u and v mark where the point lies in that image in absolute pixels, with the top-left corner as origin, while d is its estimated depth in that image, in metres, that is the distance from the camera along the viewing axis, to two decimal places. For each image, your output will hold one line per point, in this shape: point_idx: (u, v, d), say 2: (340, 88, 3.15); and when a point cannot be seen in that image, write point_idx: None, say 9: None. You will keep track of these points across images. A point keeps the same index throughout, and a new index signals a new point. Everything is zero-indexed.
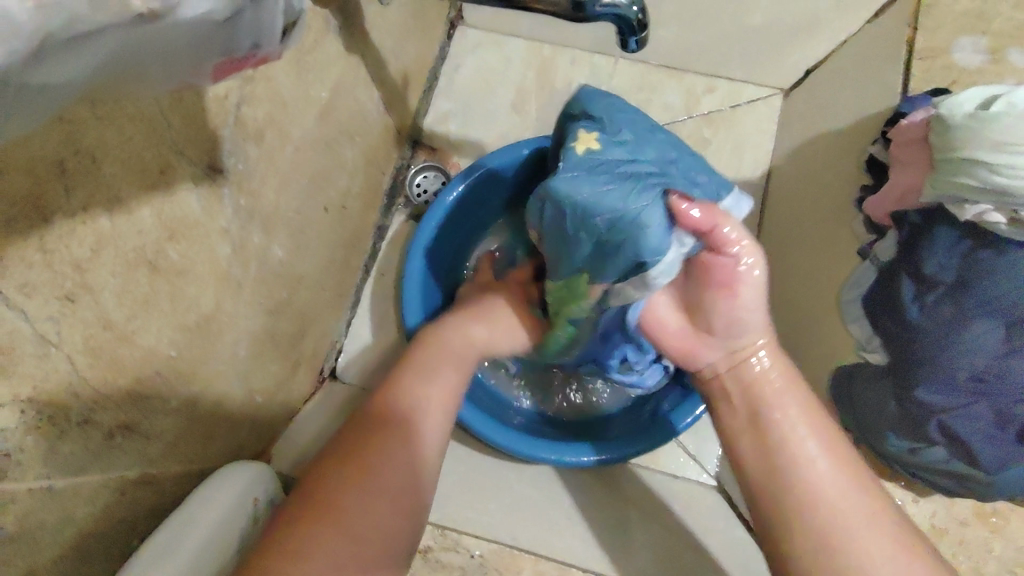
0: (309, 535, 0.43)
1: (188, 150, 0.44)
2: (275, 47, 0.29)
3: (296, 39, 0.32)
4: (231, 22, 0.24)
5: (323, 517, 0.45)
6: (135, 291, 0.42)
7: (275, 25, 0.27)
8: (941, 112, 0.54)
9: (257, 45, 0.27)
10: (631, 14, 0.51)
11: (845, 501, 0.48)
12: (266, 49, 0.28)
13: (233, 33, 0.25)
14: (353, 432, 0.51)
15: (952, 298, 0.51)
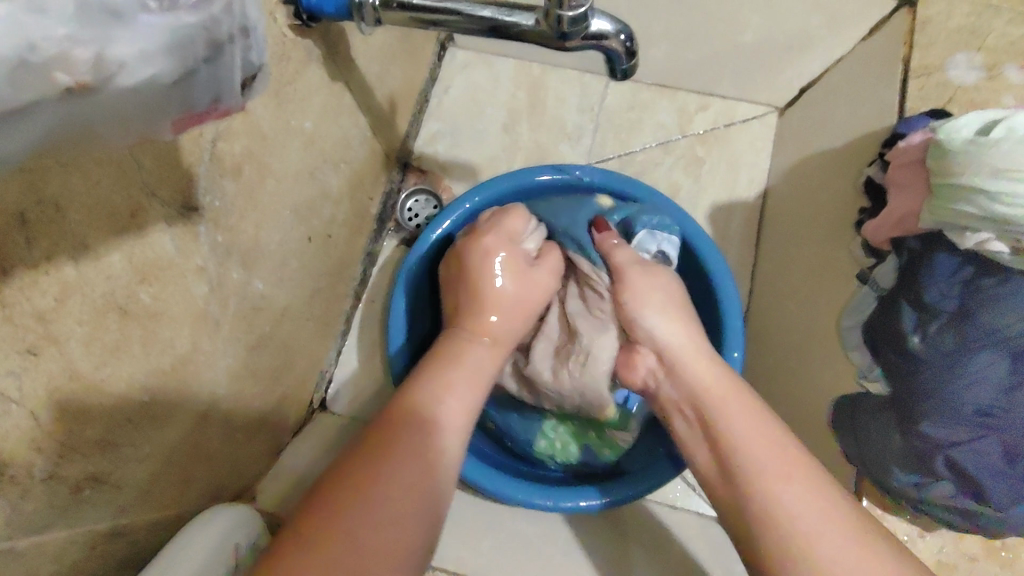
0: (363, 502, 0.43)
1: (160, 190, 0.42)
2: (237, 101, 0.27)
3: (260, 89, 0.30)
4: (182, 84, 0.23)
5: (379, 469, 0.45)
6: (102, 338, 0.40)
7: (234, 81, 0.26)
8: (938, 137, 0.52)
9: (216, 101, 0.26)
10: (618, 42, 0.48)
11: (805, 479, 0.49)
12: (229, 104, 0.27)
13: (187, 95, 0.24)
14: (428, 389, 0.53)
15: (954, 327, 0.50)
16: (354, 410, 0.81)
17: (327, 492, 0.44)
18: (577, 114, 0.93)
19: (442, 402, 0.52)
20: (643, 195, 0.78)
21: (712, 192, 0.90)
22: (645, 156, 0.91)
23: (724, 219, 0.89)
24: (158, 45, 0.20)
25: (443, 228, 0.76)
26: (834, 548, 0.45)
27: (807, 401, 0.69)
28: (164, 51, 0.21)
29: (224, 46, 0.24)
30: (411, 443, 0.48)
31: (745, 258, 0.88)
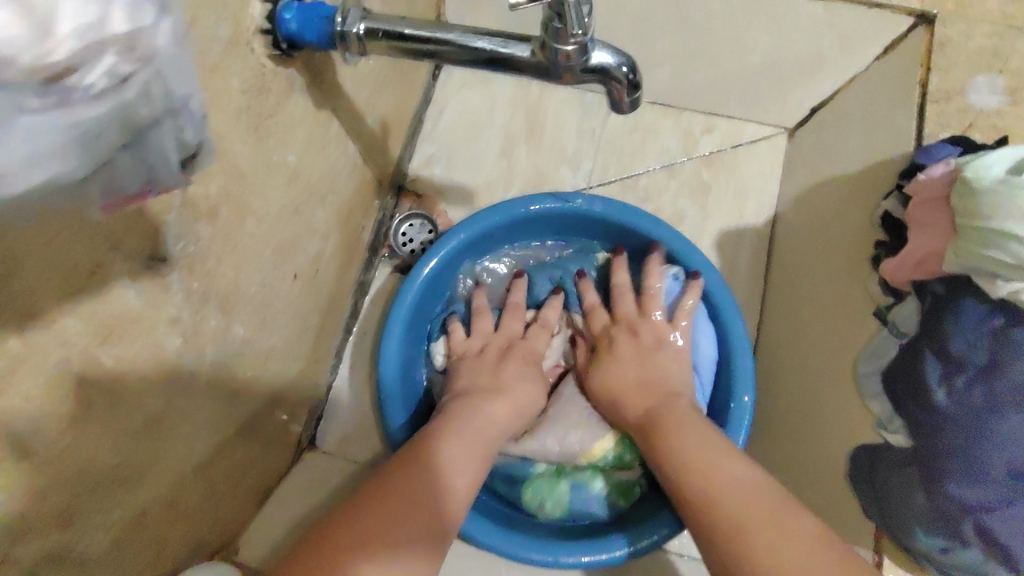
0: (339, 522, 0.46)
1: (125, 242, 0.38)
2: (181, 179, 0.25)
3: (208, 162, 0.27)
4: (96, 175, 0.20)
5: (376, 515, 0.47)
6: (59, 406, 0.37)
7: (171, 160, 0.23)
8: (965, 175, 0.48)
9: (151, 183, 0.24)
10: (621, 75, 0.45)
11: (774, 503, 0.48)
12: (169, 182, 0.24)
13: (109, 182, 0.21)
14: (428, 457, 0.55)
15: (982, 383, 0.46)
16: (345, 448, 0.77)
17: (337, 511, 0.47)
18: (577, 136, 0.89)
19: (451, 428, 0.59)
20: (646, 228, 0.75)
21: (719, 218, 0.86)
22: (649, 181, 0.88)
23: (731, 246, 0.86)
24: (48, 145, 0.18)
25: (432, 265, 0.75)
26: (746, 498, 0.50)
27: (823, 446, 0.65)
28: (58, 150, 0.18)
29: (150, 130, 0.21)
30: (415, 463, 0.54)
31: (753, 288, 0.84)
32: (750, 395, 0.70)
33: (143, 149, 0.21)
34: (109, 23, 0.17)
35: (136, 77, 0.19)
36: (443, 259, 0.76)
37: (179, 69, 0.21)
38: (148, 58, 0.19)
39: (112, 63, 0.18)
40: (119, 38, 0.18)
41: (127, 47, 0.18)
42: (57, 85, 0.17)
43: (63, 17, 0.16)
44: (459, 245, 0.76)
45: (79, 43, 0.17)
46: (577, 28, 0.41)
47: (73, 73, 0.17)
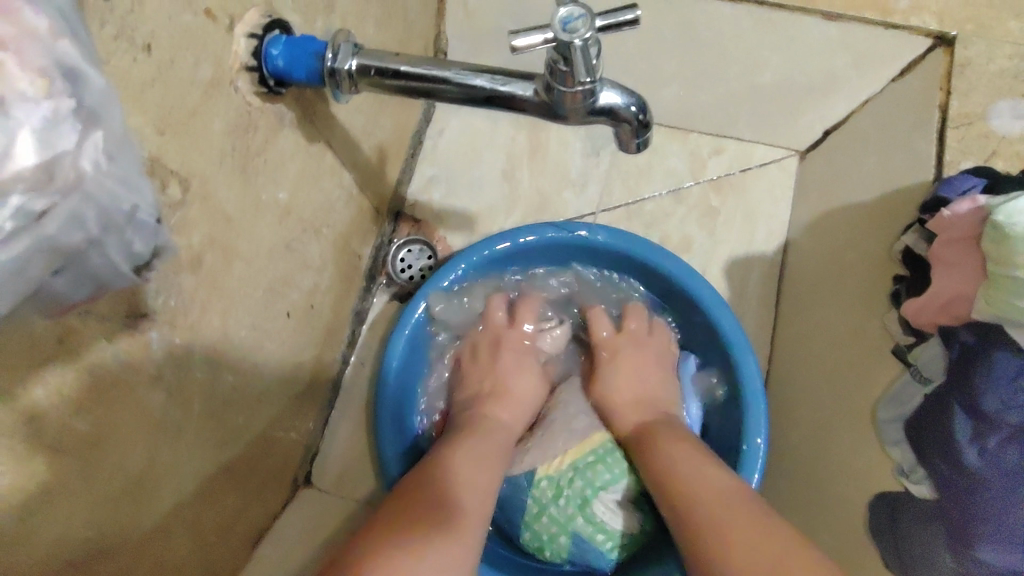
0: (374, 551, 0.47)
1: (98, 306, 0.35)
2: (131, 281, 0.29)
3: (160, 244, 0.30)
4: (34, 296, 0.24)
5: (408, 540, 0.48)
6: (28, 485, 0.34)
7: (116, 267, 0.27)
8: (996, 218, 0.46)
9: (102, 287, 0.27)
10: (629, 115, 0.42)
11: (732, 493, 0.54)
12: (119, 286, 0.28)
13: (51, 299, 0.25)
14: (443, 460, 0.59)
15: (1019, 444, 0.43)
16: (342, 486, 0.74)
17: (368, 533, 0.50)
18: (582, 158, 0.87)
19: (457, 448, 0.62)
20: (660, 260, 0.73)
21: (729, 244, 0.83)
22: (656, 206, 0.85)
23: (741, 273, 0.83)
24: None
25: (432, 295, 0.72)
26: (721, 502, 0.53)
27: (842, 490, 0.62)
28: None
29: (84, 249, 0.24)
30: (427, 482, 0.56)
31: (763, 317, 0.82)
32: (763, 437, 0.67)
33: (81, 265, 0.25)
34: (11, 156, 0.20)
35: (58, 206, 0.22)
36: (443, 290, 0.73)
37: (108, 187, 0.24)
38: (71, 185, 0.22)
39: (21, 200, 0.21)
40: (28, 172, 0.20)
41: (41, 179, 0.21)
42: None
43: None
44: (460, 274, 0.73)
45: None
46: (584, 73, 0.38)
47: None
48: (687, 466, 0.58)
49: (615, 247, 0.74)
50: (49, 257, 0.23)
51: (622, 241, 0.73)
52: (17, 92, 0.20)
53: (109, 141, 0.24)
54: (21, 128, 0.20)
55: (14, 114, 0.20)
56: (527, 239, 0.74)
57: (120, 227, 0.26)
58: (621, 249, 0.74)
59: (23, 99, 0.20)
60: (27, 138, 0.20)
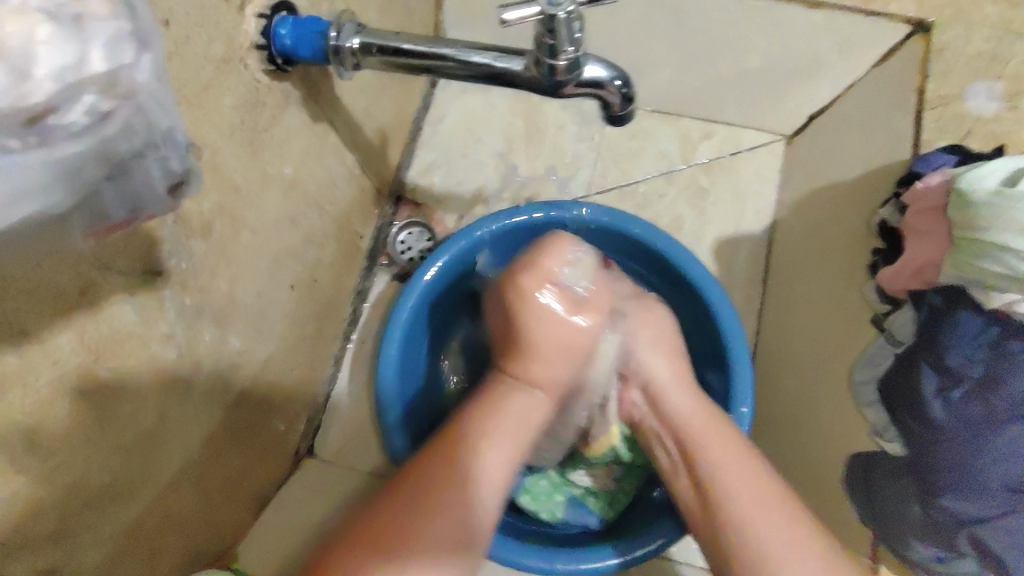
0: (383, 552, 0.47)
1: (117, 262, 0.38)
2: (164, 205, 0.28)
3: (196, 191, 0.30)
4: (83, 204, 0.23)
5: (417, 521, 0.50)
6: (53, 425, 0.37)
7: (155, 189, 0.26)
8: (960, 186, 0.49)
9: (137, 210, 0.26)
10: (614, 89, 0.45)
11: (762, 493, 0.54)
12: (153, 210, 0.27)
13: (95, 210, 0.24)
14: (474, 428, 0.56)
15: (979, 397, 0.46)
16: (344, 456, 0.77)
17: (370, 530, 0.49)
18: (577, 142, 0.90)
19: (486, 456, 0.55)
20: (644, 235, 0.76)
21: (717, 224, 0.86)
22: (648, 187, 0.88)
23: (729, 252, 0.86)
24: (36, 186, 0.20)
25: (433, 271, 0.75)
26: (765, 516, 0.53)
27: (823, 453, 0.65)
28: (46, 185, 0.21)
29: (131, 160, 0.24)
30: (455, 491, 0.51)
31: (751, 295, 0.84)
32: (746, 404, 0.70)
33: (125, 176, 0.24)
34: (87, 63, 0.20)
35: (117, 111, 0.22)
36: (444, 267, 0.76)
37: (156, 102, 0.24)
38: (128, 95, 0.22)
39: (91, 101, 0.21)
40: (97, 78, 0.21)
41: (105, 86, 0.21)
42: (36, 126, 0.20)
43: (40, 62, 0.19)
44: (461, 250, 0.76)
45: (59, 83, 0.20)
46: (568, 45, 0.41)
47: (51, 113, 0.20)
48: (696, 434, 0.60)
49: (612, 226, 0.77)
50: (103, 162, 0.22)
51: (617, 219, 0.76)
52: (90, 8, 0.20)
53: (156, 65, 0.24)
54: (94, 41, 0.20)
55: (89, 27, 0.20)
56: (529, 217, 0.77)
57: (162, 145, 0.25)
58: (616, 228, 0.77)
59: (96, 17, 0.21)
60: (98, 48, 0.20)
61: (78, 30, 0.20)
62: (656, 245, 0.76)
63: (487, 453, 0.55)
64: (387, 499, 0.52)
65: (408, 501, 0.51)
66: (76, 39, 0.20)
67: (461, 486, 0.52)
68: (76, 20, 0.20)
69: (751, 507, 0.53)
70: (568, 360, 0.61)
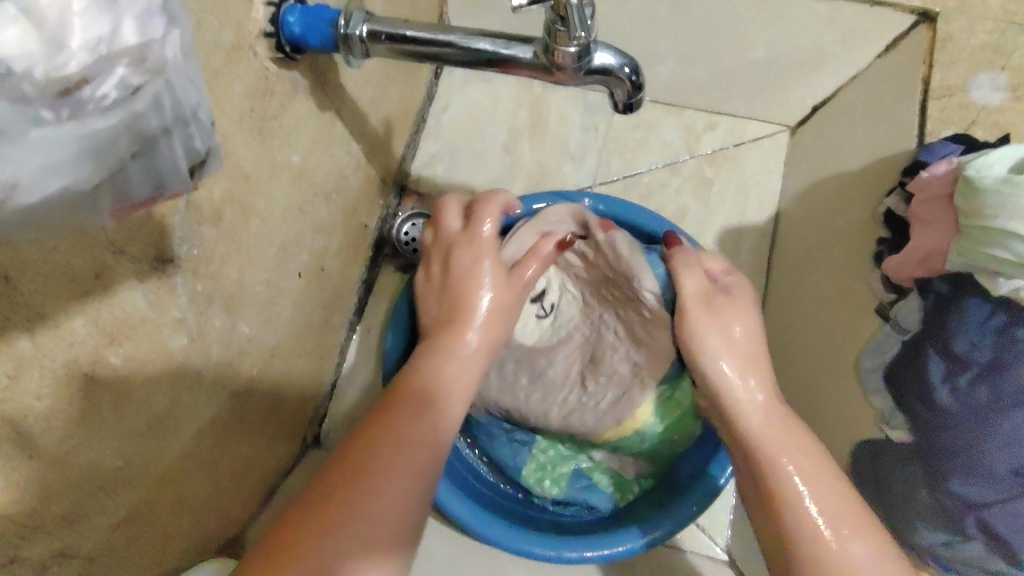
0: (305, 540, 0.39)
1: (129, 246, 0.38)
2: (185, 185, 0.28)
3: (214, 172, 0.31)
4: (110, 181, 0.23)
5: (357, 484, 0.42)
6: (67, 409, 0.37)
7: (176, 167, 0.26)
8: (968, 173, 0.49)
9: (161, 189, 0.26)
10: (623, 76, 0.45)
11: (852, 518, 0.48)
12: (175, 188, 0.27)
13: (122, 191, 0.24)
14: (406, 399, 0.48)
15: (985, 381, 0.46)
16: None
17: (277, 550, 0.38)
18: (582, 133, 0.90)
19: (417, 418, 0.47)
20: (654, 225, 0.76)
21: (721, 216, 0.87)
22: (652, 178, 0.88)
23: (734, 243, 0.86)
24: (69, 158, 0.20)
25: None
26: (837, 513, 0.47)
27: (830, 439, 0.65)
28: (78, 160, 0.21)
29: (156, 138, 0.24)
30: (390, 463, 0.44)
31: (755, 285, 0.85)
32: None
33: (150, 153, 0.24)
34: (120, 35, 0.21)
35: (147, 86, 0.22)
36: None
37: (181, 79, 0.24)
38: (158, 70, 0.23)
39: (123, 74, 0.21)
40: (130, 50, 0.21)
41: (137, 58, 0.22)
42: (72, 99, 0.20)
43: (76, 31, 0.19)
44: None
45: (95, 55, 0.20)
46: (580, 30, 0.41)
47: (87, 84, 0.20)
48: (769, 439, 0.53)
49: (616, 214, 0.77)
50: (131, 138, 0.23)
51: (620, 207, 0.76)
52: None
53: (183, 41, 0.24)
54: (127, 13, 0.21)
55: (122, 1, 0.21)
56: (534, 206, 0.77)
57: (185, 121, 0.26)
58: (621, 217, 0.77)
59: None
60: (129, 23, 0.21)
61: (110, 2, 0.20)
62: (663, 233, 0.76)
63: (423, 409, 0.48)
64: (340, 485, 0.42)
65: (385, 440, 0.45)
66: (109, 11, 0.20)
67: (375, 460, 0.44)
68: None
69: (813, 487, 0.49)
70: (504, 314, 0.57)
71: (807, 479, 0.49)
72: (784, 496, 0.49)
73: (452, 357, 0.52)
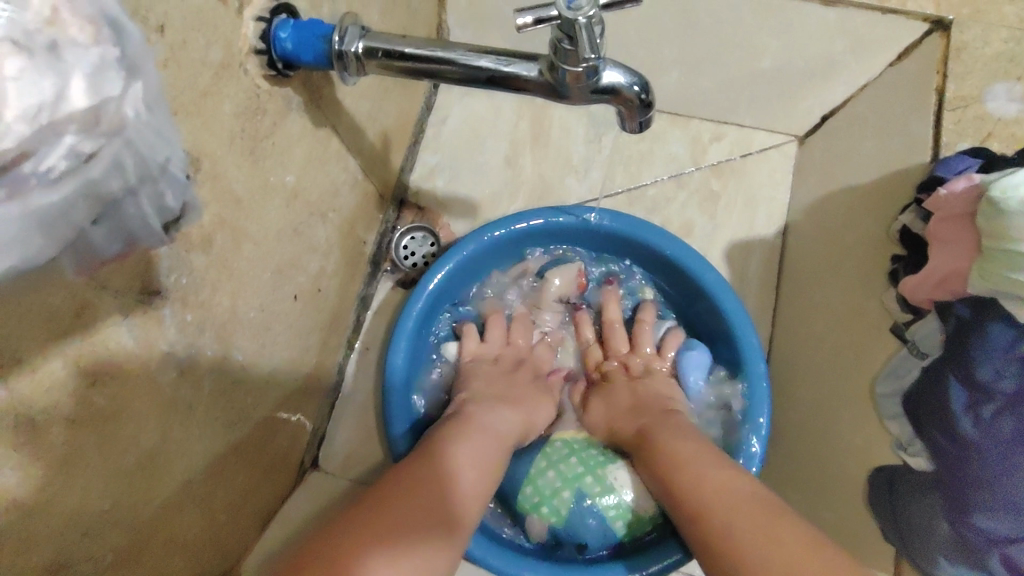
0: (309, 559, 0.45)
1: (113, 281, 0.36)
2: (157, 237, 0.28)
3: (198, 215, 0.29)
4: (71, 247, 0.22)
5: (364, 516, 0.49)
6: (49, 455, 0.35)
7: (147, 222, 0.26)
8: (991, 193, 0.46)
9: (131, 243, 0.26)
10: (631, 94, 0.43)
11: (737, 505, 0.51)
12: (146, 241, 0.27)
13: (86, 252, 0.24)
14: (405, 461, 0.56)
15: (1011, 412, 0.44)
16: (349, 468, 0.76)
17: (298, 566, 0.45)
18: (585, 145, 0.88)
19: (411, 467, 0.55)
20: (667, 245, 0.74)
21: (729, 229, 0.85)
22: (657, 191, 0.86)
23: (742, 256, 0.84)
24: (24, 236, 0.20)
25: (439, 279, 0.73)
26: (702, 464, 0.57)
27: (843, 463, 0.63)
28: (36, 236, 0.20)
29: (120, 198, 0.23)
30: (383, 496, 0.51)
31: (763, 301, 0.83)
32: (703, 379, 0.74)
33: (115, 215, 0.24)
34: (64, 99, 0.19)
35: (103, 149, 0.21)
36: (450, 274, 0.74)
37: (145, 136, 0.23)
38: (116, 131, 0.22)
39: (73, 141, 0.20)
40: (78, 114, 0.20)
41: (87, 121, 0.20)
42: (10, 176, 0.19)
43: (11, 101, 0.18)
44: (468, 257, 0.74)
45: (35, 126, 0.19)
46: (589, 51, 0.39)
47: (25, 160, 0.19)
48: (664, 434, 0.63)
49: (619, 227, 0.75)
50: (94, 204, 0.22)
51: (624, 220, 0.74)
52: (67, 35, 0.20)
53: (145, 94, 0.23)
54: (73, 71, 0.19)
55: (66, 57, 0.19)
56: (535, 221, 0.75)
57: (152, 178, 0.25)
58: (625, 231, 0.75)
59: (74, 44, 0.20)
60: (78, 84, 0.20)
61: (55, 60, 0.19)
62: (667, 247, 0.74)
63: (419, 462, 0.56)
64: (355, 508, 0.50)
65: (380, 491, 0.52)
66: (53, 70, 0.19)
67: (374, 504, 0.50)
68: (52, 49, 0.19)
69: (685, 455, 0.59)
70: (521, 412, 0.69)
71: (675, 446, 0.61)
72: (672, 466, 0.59)
73: (506, 406, 0.68)
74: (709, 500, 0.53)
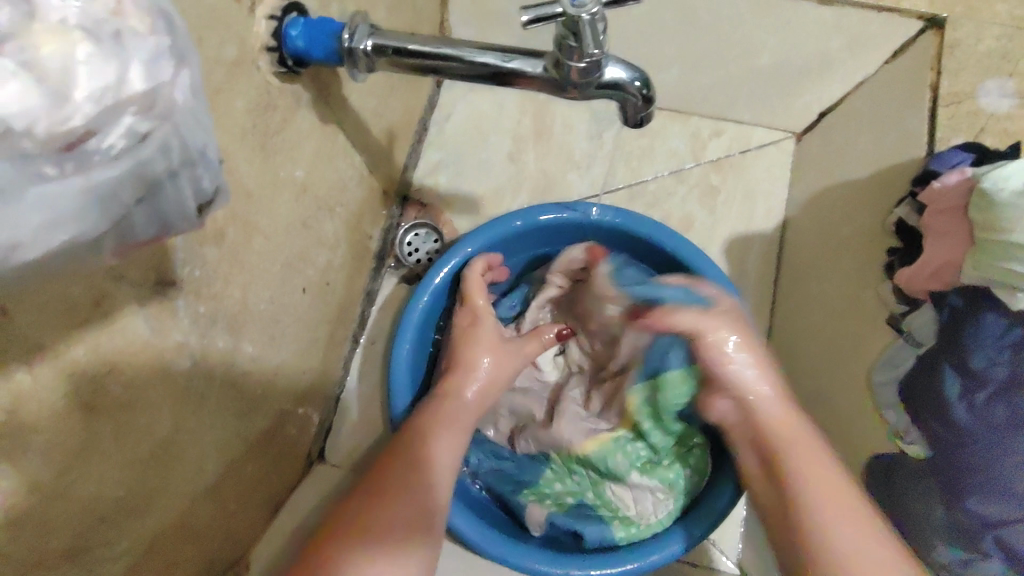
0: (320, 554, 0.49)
1: (130, 272, 0.37)
2: (192, 225, 0.27)
3: (222, 206, 0.30)
4: (116, 229, 0.23)
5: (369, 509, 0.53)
6: (68, 441, 0.36)
7: (184, 209, 0.26)
8: (983, 185, 0.48)
9: (167, 229, 0.26)
10: (634, 90, 0.44)
11: (856, 512, 0.51)
12: (178, 228, 0.27)
13: (125, 236, 0.24)
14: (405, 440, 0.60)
15: (1003, 399, 0.46)
16: (355, 460, 0.77)
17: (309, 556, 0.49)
18: (587, 141, 0.89)
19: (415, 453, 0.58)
20: (668, 242, 0.75)
21: (728, 223, 0.86)
22: (657, 186, 0.87)
23: (741, 251, 0.85)
24: (74, 213, 0.20)
25: (443, 273, 0.74)
26: (812, 469, 0.55)
27: (841, 452, 0.65)
28: (83, 213, 0.21)
29: (163, 181, 0.24)
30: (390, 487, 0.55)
31: (762, 294, 0.84)
32: None
33: (157, 198, 0.24)
34: (126, 82, 0.21)
35: (154, 131, 0.22)
36: (454, 268, 0.75)
37: (192, 123, 0.24)
38: (167, 114, 0.22)
39: (130, 122, 0.21)
40: (136, 97, 0.21)
41: (144, 105, 0.21)
42: (77, 151, 0.20)
43: (80, 82, 0.19)
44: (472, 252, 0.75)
45: (98, 105, 0.20)
46: (592, 47, 0.40)
47: (91, 136, 0.20)
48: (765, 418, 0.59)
49: (619, 223, 0.76)
50: (138, 185, 0.22)
51: (625, 217, 0.76)
52: (128, 26, 0.21)
53: (192, 83, 0.24)
54: (133, 60, 0.21)
55: (127, 46, 0.21)
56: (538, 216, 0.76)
57: (194, 163, 0.25)
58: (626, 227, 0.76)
59: (133, 34, 0.21)
60: (136, 70, 0.21)
61: (118, 48, 0.20)
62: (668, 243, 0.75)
63: (417, 445, 0.59)
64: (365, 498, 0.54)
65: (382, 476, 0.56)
66: (116, 57, 0.20)
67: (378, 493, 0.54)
68: (116, 38, 0.20)
69: (798, 450, 0.56)
70: (497, 382, 0.68)
71: (791, 444, 0.57)
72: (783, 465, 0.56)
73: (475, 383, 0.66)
74: (817, 505, 0.53)
